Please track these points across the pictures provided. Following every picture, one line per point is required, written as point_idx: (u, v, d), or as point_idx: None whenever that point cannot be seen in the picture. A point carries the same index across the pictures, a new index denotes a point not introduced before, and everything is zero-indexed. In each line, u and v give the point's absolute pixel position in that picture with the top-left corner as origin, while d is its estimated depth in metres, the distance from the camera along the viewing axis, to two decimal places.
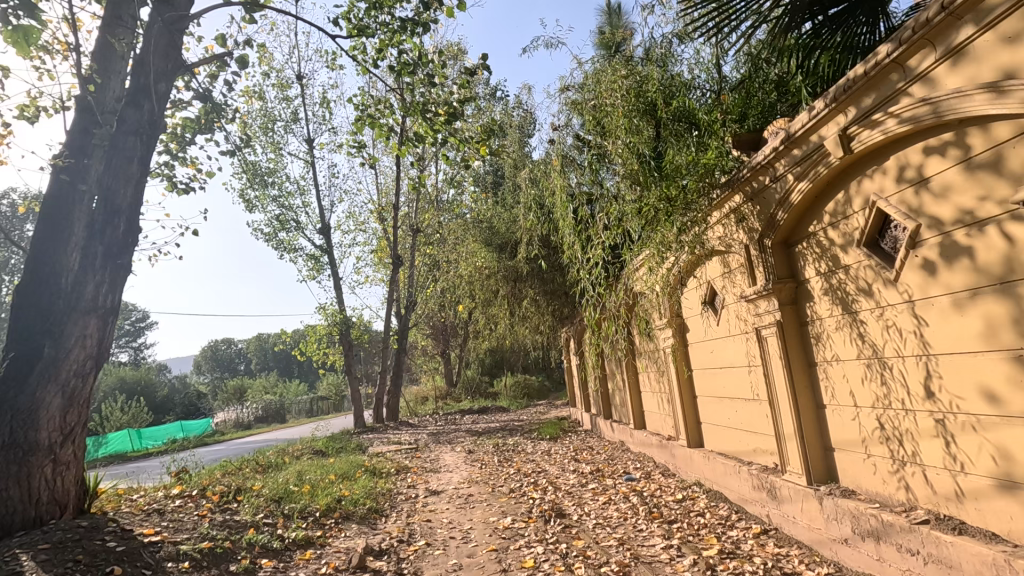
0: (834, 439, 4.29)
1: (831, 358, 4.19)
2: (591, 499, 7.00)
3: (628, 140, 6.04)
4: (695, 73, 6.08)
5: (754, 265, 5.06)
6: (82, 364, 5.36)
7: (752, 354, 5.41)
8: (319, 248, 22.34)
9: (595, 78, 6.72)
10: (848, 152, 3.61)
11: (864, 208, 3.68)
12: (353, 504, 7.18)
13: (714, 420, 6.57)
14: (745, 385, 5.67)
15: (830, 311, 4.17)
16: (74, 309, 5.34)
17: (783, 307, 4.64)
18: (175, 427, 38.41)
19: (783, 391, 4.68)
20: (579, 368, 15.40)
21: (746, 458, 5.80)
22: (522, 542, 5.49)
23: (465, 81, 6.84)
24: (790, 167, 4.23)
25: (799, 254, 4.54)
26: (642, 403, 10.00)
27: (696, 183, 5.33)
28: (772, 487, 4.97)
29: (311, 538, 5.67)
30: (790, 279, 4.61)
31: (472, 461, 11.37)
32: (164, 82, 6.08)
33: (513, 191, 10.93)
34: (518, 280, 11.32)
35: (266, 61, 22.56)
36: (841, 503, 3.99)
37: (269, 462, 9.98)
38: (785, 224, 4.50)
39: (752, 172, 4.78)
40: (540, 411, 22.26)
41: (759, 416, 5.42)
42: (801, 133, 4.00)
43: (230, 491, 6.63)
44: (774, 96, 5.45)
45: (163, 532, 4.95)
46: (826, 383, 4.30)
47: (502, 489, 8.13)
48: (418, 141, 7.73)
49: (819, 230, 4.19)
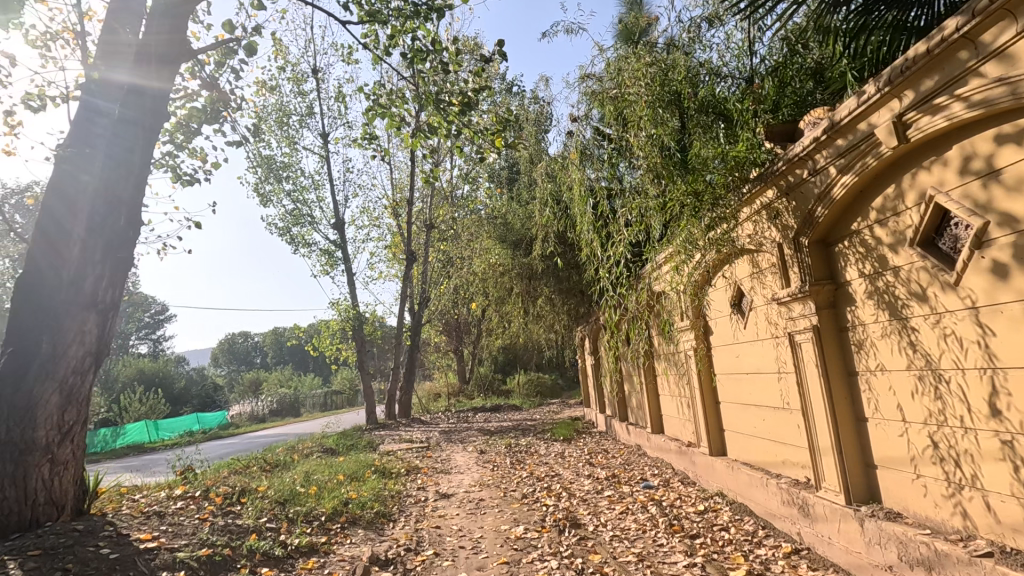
0: (876, 455, 3.95)
1: (876, 368, 3.85)
2: (607, 508, 6.70)
3: (652, 130, 5.71)
4: (725, 61, 5.72)
5: (787, 265, 4.71)
6: (81, 361, 5.19)
7: (783, 360, 5.07)
8: (333, 242, 22.23)
9: (617, 66, 6.39)
10: (903, 141, 3.26)
11: (919, 203, 3.33)
12: (360, 507, 6.96)
13: (739, 429, 6.23)
14: (774, 393, 5.32)
15: (876, 316, 3.83)
16: (73, 303, 5.17)
17: (820, 311, 4.30)
18: (191, 419, 38.82)
19: (819, 402, 4.34)
20: (595, 368, 15.08)
21: (775, 470, 5.45)
22: (535, 555, 5.21)
23: (480, 69, 6.55)
24: (833, 159, 3.89)
25: (839, 254, 4.20)
26: (660, 406, 9.67)
27: (725, 176, 4.99)
28: (805, 504, 4.64)
29: (314, 545, 5.46)
30: (828, 281, 4.26)
31: (484, 463, 11.10)
32: (167, 70, 5.96)
33: (528, 186, 10.62)
34: (533, 278, 11.02)
35: (282, 55, 22.47)
36: (885, 526, 3.66)
37: (278, 460, 9.82)
38: (824, 221, 4.16)
39: (788, 164, 4.43)
40: (553, 410, 21.95)
41: (790, 426, 5.08)
42: (847, 121, 3.65)
43: (234, 493, 6.44)
44: (811, 84, 5.07)
45: (161, 537, 4.76)
46: (869, 395, 3.96)
47: (515, 493, 7.86)
48: (431, 133, 7.46)
49: (864, 228, 3.85)
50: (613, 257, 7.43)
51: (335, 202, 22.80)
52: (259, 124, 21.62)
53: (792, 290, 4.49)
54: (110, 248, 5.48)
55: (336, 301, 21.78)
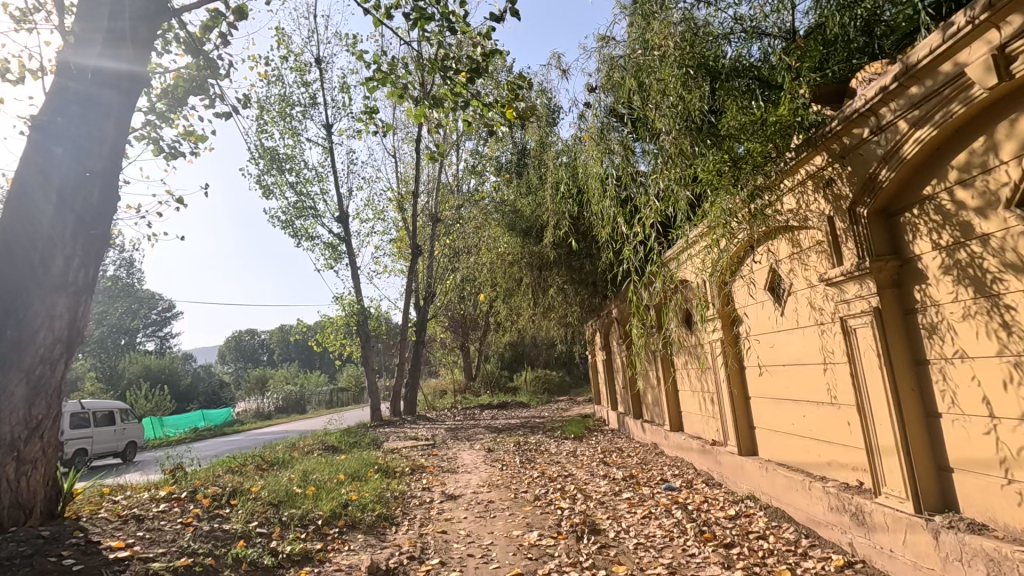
0: (953, 457, 3.41)
1: (955, 354, 3.31)
2: (627, 512, 6.16)
3: (678, 99, 5.18)
4: (761, 18, 5.09)
5: (839, 240, 4.17)
6: (51, 348, 4.71)
7: (830, 348, 4.53)
8: (337, 236, 21.77)
9: (640, 29, 5.83)
10: (1003, 79, 2.72)
11: (1020, 156, 2.80)
12: (360, 510, 6.47)
13: (774, 426, 5.69)
14: (818, 386, 4.78)
15: (954, 295, 3.29)
16: (41, 284, 4.69)
17: (882, 291, 3.74)
18: (197, 416, 38.65)
19: (880, 395, 3.80)
20: (606, 363, 14.54)
21: (818, 473, 4.91)
22: (551, 566, 4.68)
23: (489, 32, 6.00)
24: (904, 111, 3.35)
25: (905, 225, 3.65)
26: (679, 403, 9.12)
27: (764, 144, 4.43)
28: (860, 511, 4.10)
29: (309, 553, 4.96)
30: (892, 256, 3.71)
31: (492, 462, 10.57)
32: (145, 27, 5.48)
33: (539, 170, 10.07)
34: (544, 267, 10.48)
35: (285, 45, 22.03)
36: (969, 540, 3.12)
37: (276, 459, 9.34)
38: (888, 187, 3.62)
39: (843, 125, 3.89)
40: (562, 407, 21.40)
41: (839, 423, 4.53)
42: (926, 64, 3.11)
43: (223, 494, 5.96)
44: (863, 38, 4.38)
45: (134, 546, 4.26)
46: (943, 386, 3.42)
47: (526, 495, 7.33)
48: (436, 107, 6.93)
49: (942, 192, 3.31)
50: (632, 239, 6.88)
51: (339, 195, 22.34)
52: (261, 115, 21.18)
53: (846, 268, 3.95)
54: (85, 226, 5.02)
55: (340, 295, 21.32)
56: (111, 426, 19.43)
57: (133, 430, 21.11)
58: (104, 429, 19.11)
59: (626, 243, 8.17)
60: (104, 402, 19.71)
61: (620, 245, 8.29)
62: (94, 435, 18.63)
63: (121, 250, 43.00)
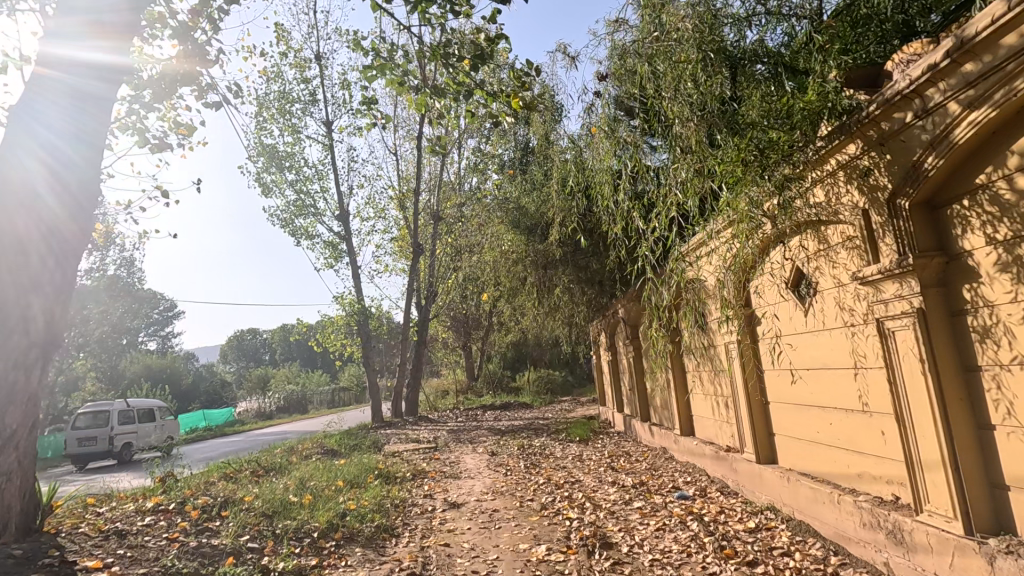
0: (1008, 473, 3.10)
1: (1012, 361, 2.99)
2: (640, 523, 5.85)
3: (695, 87, 4.89)
4: None
5: (875, 236, 3.85)
6: (27, 350, 4.59)
7: (862, 352, 4.21)
8: (338, 235, 21.49)
9: (653, 12, 5.49)
10: None
11: None
12: (359, 520, 6.15)
13: (796, 434, 5.37)
14: (848, 392, 4.46)
15: (1013, 295, 2.97)
16: (16, 284, 4.59)
17: (926, 290, 3.42)
18: (198, 416, 38.38)
19: (922, 404, 3.48)
20: (612, 365, 14.21)
21: (847, 485, 4.59)
22: None
23: (494, 15, 5.66)
24: (957, 92, 3.03)
25: (952, 218, 3.33)
26: (689, 406, 8.80)
27: (790, 132, 4.10)
28: (898, 529, 3.78)
29: (303, 570, 4.65)
30: (937, 252, 3.40)
31: (496, 467, 10.26)
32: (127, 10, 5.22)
33: (544, 165, 9.74)
34: (549, 266, 10.16)
35: (284, 41, 21.73)
36: None
37: (273, 464, 9.04)
38: (934, 177, 3.31)
39: (882, 111, 3.57)
40: (566, 409, 21.06)
41: (872, 433, 4.22)
42: (985, 38, 2.79)
43: (214, 505, 5.64)
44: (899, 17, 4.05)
45: (112, 567, 3.95)
46: (998, 395, 3.11)
47: (532, 504, 7.02)
48: (438, 98, 6.61)
49: (1000, 180, 3.00)
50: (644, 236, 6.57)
51: (339, 193, 22.05)
52: (261, 112, 20.90)
53: (885, 266, 3.64)
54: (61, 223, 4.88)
55: (341, 295, 21.02)
56: (154, 423, 19.96)
57: (170, 427, 21.59)
58: (150, 425, 19.67)
59: (636, 240, 7.85)
60: (147, 399, 20.30)
61: (630, 242, 7.97)
62: (139, 432, 19.16)
63: (121, 250, 42.82)
